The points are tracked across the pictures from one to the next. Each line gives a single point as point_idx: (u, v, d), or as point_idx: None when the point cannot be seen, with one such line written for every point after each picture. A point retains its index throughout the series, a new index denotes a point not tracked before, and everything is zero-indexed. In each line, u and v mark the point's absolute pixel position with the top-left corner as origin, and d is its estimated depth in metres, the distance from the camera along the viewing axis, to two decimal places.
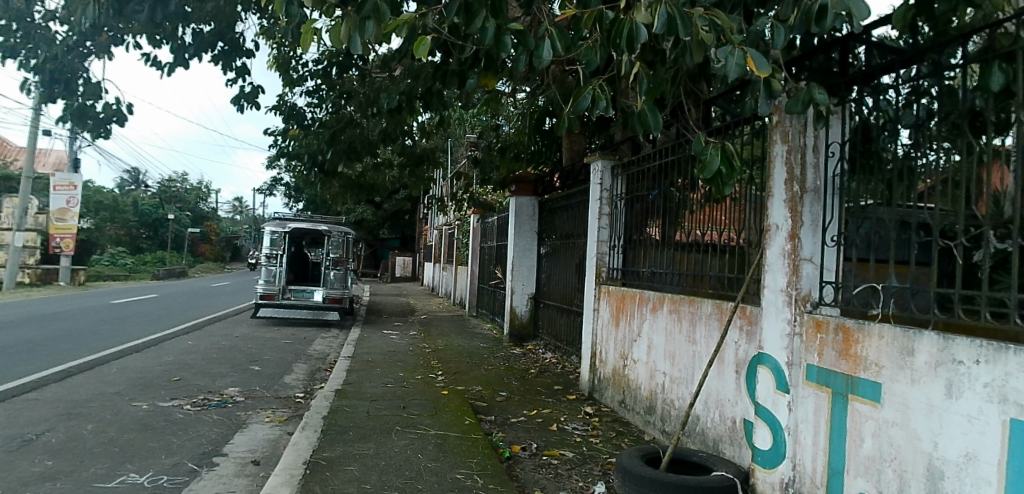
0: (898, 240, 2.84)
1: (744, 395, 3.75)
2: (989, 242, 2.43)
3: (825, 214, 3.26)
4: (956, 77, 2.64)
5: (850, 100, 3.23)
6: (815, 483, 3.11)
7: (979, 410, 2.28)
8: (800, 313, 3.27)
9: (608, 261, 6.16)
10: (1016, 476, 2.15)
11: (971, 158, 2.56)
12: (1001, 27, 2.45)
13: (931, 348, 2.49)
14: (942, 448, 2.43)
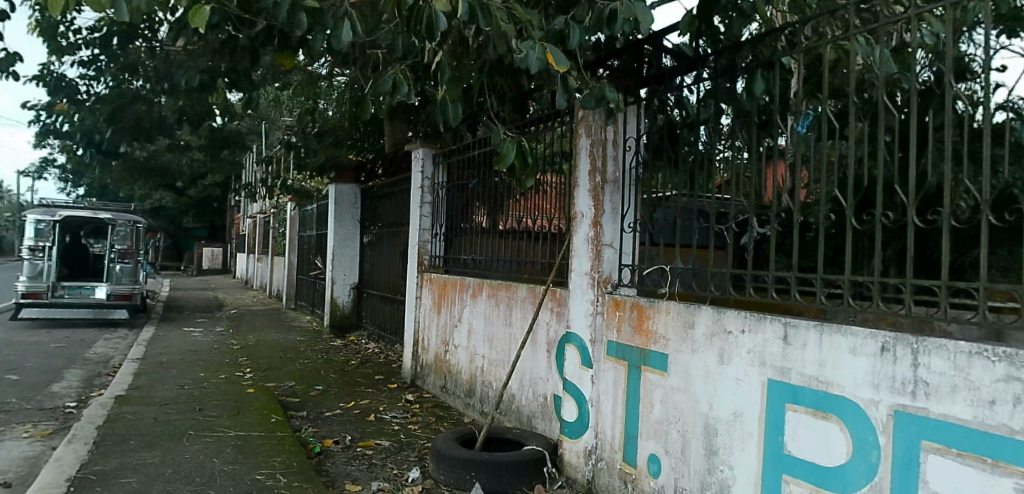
0: (683, 226, 3.23)
1: (555, 372, 4.03)
2: (753, 227, 2.82)
3: (623, 203, 3.61)
4: (729, 83, 3.03)
5: (643, 98, 3.57)
6: (613, 449, 3.43)
7: (743, 373, 2.68)
8: (602, 294, 3.61)
9: (430, 249, 6.26)
10: (772, 426, 2.55)
11: (735, 155, 2.98)
12: (762, 41, 2.86)
13: (707, 320, 2.88)
14: (715, 409, 2.81)
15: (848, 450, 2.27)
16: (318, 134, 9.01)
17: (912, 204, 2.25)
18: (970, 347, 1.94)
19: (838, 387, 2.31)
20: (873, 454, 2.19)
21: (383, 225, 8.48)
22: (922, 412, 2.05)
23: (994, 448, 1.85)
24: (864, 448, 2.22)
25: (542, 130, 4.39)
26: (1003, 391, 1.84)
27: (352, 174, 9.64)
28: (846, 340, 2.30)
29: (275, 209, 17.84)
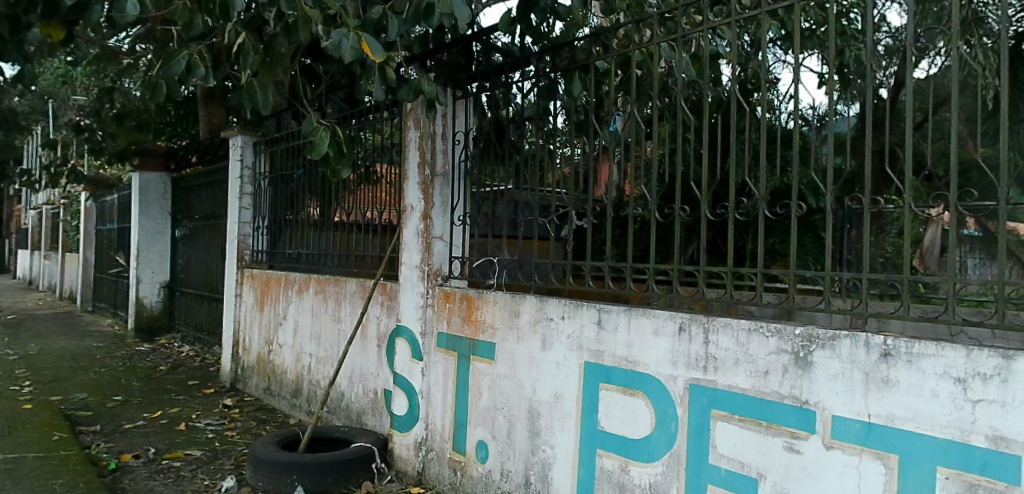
0: (510, 219, 3.41)
1: (385, 366, 4.04)
2: (572, 220, 3.00)
3: (453, 196, 3.70)
4: (550, 82, 3.20)
5: (471, 93, 3.67)
6: (443, 438, 3.54)
7: (563, 357, 2.93)
8: (432, 286, 3.65)
9: (251, 243, 5.97)
10: (588, 404, 2.82)
11: (553, 151, 3.19)
12: (577, 44, 3.05)
13: (531, 309, 3.10)
14: (539, 392, 3.04)
15: (651, 422, 2.59)
16: (119, 116, 8.09)
17: (704, 199, 2.54)
18: (748, 325, 2.35)
19: (644, 365, 2.63)
20: (672, 424, 2.52)
21: (199, 218, 7.85)
22: (711, 384, 2.43)
23: (768, 411, 2.27)
24: (665, 419, 2.55)
25: (370, 122, 4.36)
26: (775, 361, 2.27)
27: (159, 162, 8.83)
28: (650, 322, 2.62)
29: (67, 200, 15.75)
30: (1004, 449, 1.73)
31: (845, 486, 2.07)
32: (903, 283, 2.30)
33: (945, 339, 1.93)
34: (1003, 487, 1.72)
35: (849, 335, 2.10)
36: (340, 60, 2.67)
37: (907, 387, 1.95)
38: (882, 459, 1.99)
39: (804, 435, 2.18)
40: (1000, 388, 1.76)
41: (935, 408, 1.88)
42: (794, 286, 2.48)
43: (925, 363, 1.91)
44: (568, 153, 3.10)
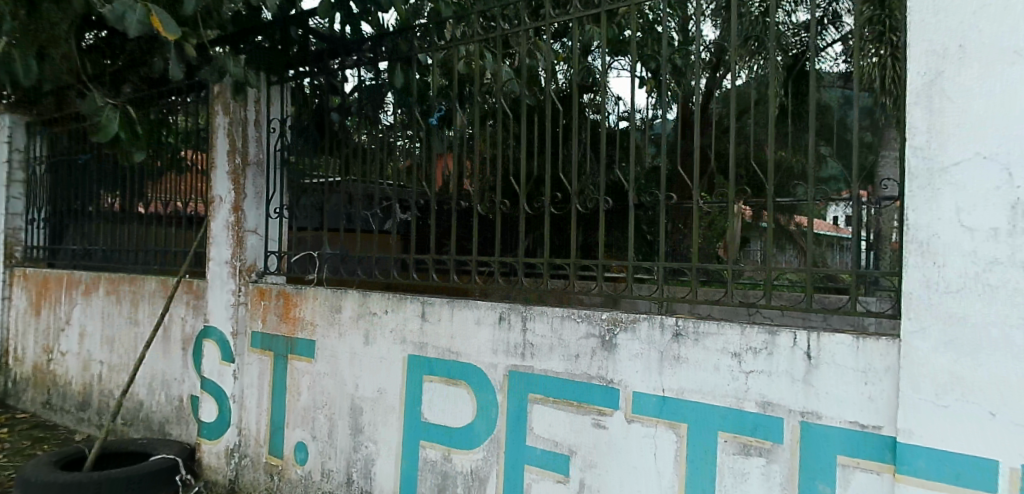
0: (346, 213, 3.86)
1: (191, 371, 4.46)
2: (397, 213, 3.56)
3: (268, 187, 4.20)
4: (371, 73, 3.77)
5: (293, 75, 4.12)
6: (259, 442, 3.99)
7: (386, 352, 3.43)
8: (246, 282, 4.12)
9: (25, 238, 6.02)
10: (413, 395, 3.31)
11: (381, 141, 3.73)
12: (404, 37, 3.60)
13: (353, 305, 3.58)
14: (361, 389, 3.53)
15: (473, 410, 3.09)
16: None
17: (523, 195, 3.14)
18: (562, 313, 2.86)
19: (465, 354, 3.14)
20: (492, 410, 3.03)
21: None
22: (529, 368, 2.94)
23: (580, 393, 2.80)
24: (487, 406, 3.05)
25: (181, 107, 4.65)
26: (584, 344, 2.80)
27: None
28: (473, 313, 3.12)
29: None
30: (770, 412, 2.43)
31: (642, 454, 2.64)
32: (694, 272, 2.95)
33: (721, 320, 2.59)
34: (769, 444, 2.42)
35: (646, 318, 2.67)
36: (125, 32, 2.78)
37: (693, 363, 2.57)
38: (674, 428, 2.58)
39: (609, 411, 2.73)
40: (766, 359, 2.45)
41: (716, 379, 2.53)
42: (599, 273, 2.90)
43: (708, 341, 2.55)
44: (408, 145, 3.59)
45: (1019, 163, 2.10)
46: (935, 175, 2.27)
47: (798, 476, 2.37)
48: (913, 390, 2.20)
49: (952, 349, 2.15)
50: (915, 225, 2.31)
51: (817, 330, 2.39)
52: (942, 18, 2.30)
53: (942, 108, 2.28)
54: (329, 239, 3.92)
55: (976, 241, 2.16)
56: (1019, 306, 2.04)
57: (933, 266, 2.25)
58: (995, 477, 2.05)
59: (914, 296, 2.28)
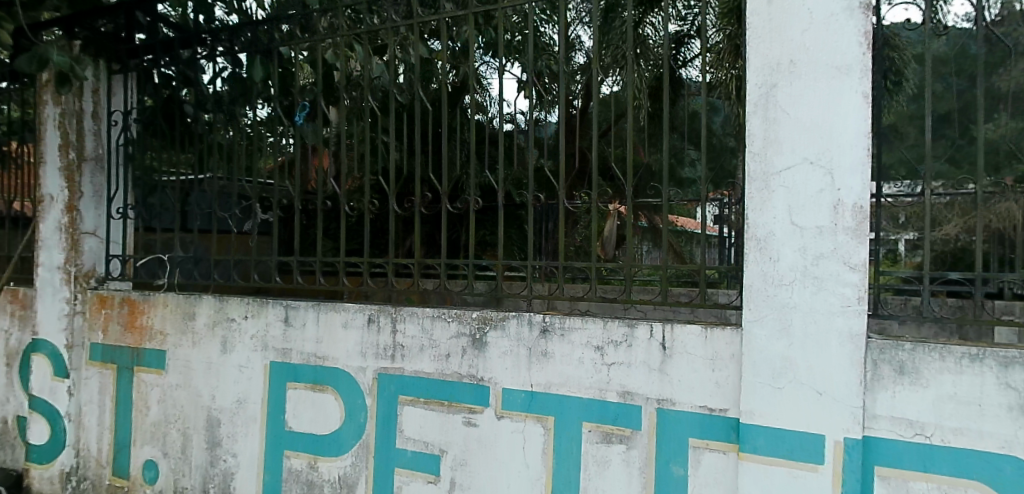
0: (201, 213, 3.68)
1: (17, 390, 4.08)
2: (257, 213, 3.46)
3: (109, 184, 3.96)
4: (235, 67, 3.58)
5: (134, 63, 3.91)
6: (101, 462, 3.78)
7: (246, 360, 3.30)
8: (83, 290, 3.86)
9: None
10: (275, 403, 3.21)
11: (242, 134, 3.53)
12: (260, 28, 3.45)
13: (207, 312, 3.44)
14: (219, 400, 3.39)
15: (340, 416, 3.04)
16: None
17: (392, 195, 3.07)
18: (432, 314, 2.87)
19: (333, 359, 3.06)
20: (360, 415, 2.99)
21: None
22: (398, 370, 2.93)
23: (450, 393, 2.83)
24: (355, 410, 3.01)
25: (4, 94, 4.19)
26: (454, 343, 2.82)
27: None
28: (340, 316, 3.05)
29: None
30: (630, 401, 2.57)
31: (512, 448, 2.71)
32: (559, 269, 3.00)
33: (585, 315, 2.69)
34: (629, 431, 2.56)
35: (515, 316, 2.73)
36: None
37: (559, 357, 2.66)
38: (542, 422, 2.67)
39: (479, 408, 2.78)
40: (626, 351, 2.59)
41: (581, 372, 2.63)
42: (471, 271, 2.91)
43: (573, 336, 2.65)
44: (279, 142, 3.41)
45: (839, 169, 2.37)
46: (769, 178, 2.49)
47: (655, 460, 2.52)
48: (754, 375, 2.41)
49: (786, 335, 2.39)
50: (755, 223, 2.51)
51: (671, 322, 2.56)
52: (774, 35, 2.51)
53: (775, 117, 2.50)
54: (179, 243, 3.71)
55: (805, 238, 2.41)
56: (840, 296, 2.32)
57: (769, 260, 2.47)
58: (818, 449, 2.31)
59: (753, 288, 2.48)
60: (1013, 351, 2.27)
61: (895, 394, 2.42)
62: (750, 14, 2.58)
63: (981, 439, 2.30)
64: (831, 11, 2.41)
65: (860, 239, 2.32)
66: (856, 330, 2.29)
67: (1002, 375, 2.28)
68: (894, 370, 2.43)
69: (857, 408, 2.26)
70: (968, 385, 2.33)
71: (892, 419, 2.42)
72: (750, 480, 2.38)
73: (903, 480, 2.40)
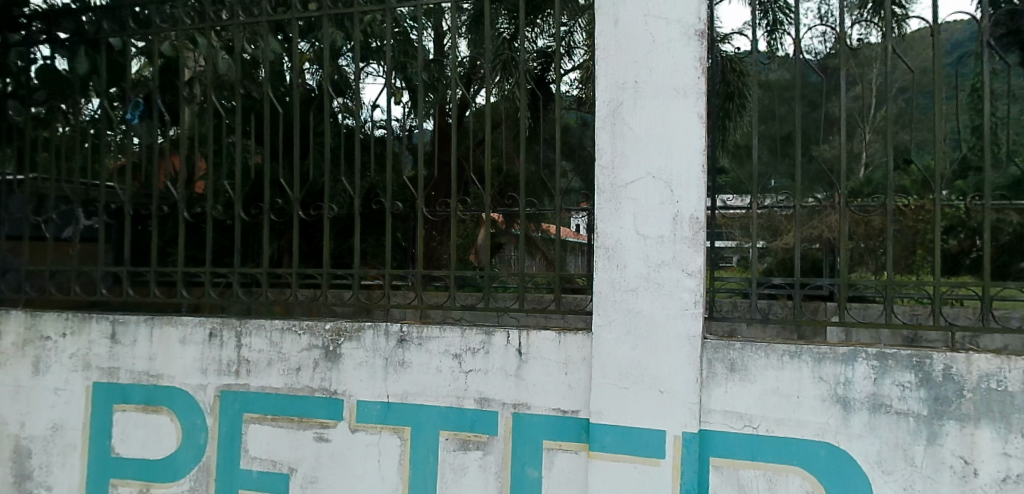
0: (13, 217, 3.30)
1: None
2: (78, 219, 3.25)
3: None
4: (55, 55, 3.33)
5: None
6: None
7: (63, 382, 3.07)
8: None
9: None
10: (98, 427, 3.02)
11: (74, 131, 3.27)
12: (85, 18, 3.27)
13: (15, 330, 3.14)
14: (30, 428, 3.12)
15: (177, 439, 2.90)
16: None
17: (236, 202, 2.98)
18: (281, 326, 2.80)
19: (168, 378, 2.93)
20: (200, 435, 2.87)
21: None
22: (245, 387, 2.84)
23: (300, 408, 2.77)
24: (193, 431, 2.89)
25: None
26: (306, 356, 2.76)
27: None
28: (176, 331, 2.93)
29: None
30: (486, 407, 2.61)
31: (366, 462, 2.68)
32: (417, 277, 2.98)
33: (443, 324, 2.72)
34: (485, 437, 2.60)
35: (371, 327, 2.71)
36: None
37: (416, 366, 2.66)
38: (397, 433, 2.66)
39: (332, 423, 2.73)
40: (483, 358, 2.63)
41: (439, 380, 2.65)
42: (325, 280, 2.82)
43: (431, 345, 2.66)
44: (125, 141, 3.22)
45: (678, 183, 2.56)
46: (617, 190, 2.63)
47: (510, 464, 2.58)
48: (602, 377, 2.53)
49: (632, 338, 2.53)
50: (603, 233, 2.64)
51: (527, 328, 2.63)
52: (621, 55, 2.66)
53: (622, 133, 2.64)
54: None
55: (648, 247, 2.57)
56: (679, 300, 2.50)
57: (616, 267, 2.60)
58: (660, 444, 2.47)
59: (602, 294, 2.60)
60: (824, 347, 2.56)
61: (727, 390, 2.64)
62: (599, 35, 2.70)
63: (799, 427, 2.56)
64: (671, 37, 2.60)
65: (696, 247, 2.52)
66: (692, 331, 2.48)
67: (816, 368, 2.56)
68: (726, 368, 2.65)
69: (693, 404, 2.46)
70: (788, 379, 2.58)
71: (725, 413, 2.63)
72: (599, 477, 2.49)
73: (735, 469, 2.61)
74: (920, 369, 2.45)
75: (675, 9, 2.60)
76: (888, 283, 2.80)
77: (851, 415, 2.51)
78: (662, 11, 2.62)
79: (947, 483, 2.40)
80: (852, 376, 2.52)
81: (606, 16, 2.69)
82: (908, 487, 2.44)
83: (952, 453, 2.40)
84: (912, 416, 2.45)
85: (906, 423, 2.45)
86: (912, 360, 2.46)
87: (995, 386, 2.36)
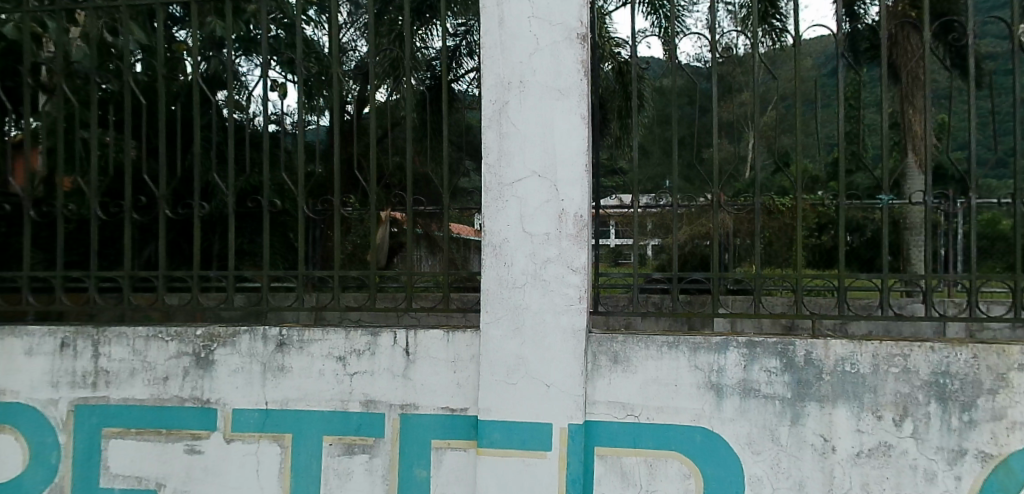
0: None
1: None
2: None
3: None
4: None
5: None
6: None
7: None
8: None
9: None
10: None
11: None
12: None
13: None
14: None
15: (22, 459, 2.70)
16: None
17: (92, 199, 2.66)
18: (145, 334, 2.68)
19: (12, 393, 2.73)
20: (51, 455, 2.69)
21: None
22: (103, 400, 2.68)
23: (169, 419, 2.66)
24: (43, 450, 2.70)
25: None
26: (174, 365, 2.66)
27: None
28: (23, 343, 2.72)
29: None
30: (372, 409, 2.59)
31: (244, 472, 2.61)
32: (298, 279, 2.82)
33: (326, 326, 2.67)
34: (371, 440, 2.59)
35: (247, 332, 2.64)
36: None
37: (297, 371, 2.61)
38: (277, 440, 2.61)
39: (204, 434, 2.64)
40: (369, 359, 2.61)
41: (321, 384, 2.61)
42: (195, 284, 2.64)
43: (313, 347, 2.61)
44: None
45: (562, 181, 2.62)
46: (503, 188, 2.65)
47: (397, 465, 2.57)
48: (490, 373, 2.55)
49: (518, 334, 2.56)
50: (490, 231, 2.65)
51: (414, 328, 2.62)
52: (506, 55, 2.68)
53: (508, 132, 2.67)
54: None
55: (533, 244, 2.61)
56: (564, 296, 2.56)
57: (503, 265, 2.62)
58: (547, 437, 2.52)
59: (489, 292, 2.61)
60: (699, 337, 2.71)
61: (611, 381, 2.73)
62: (484, 34, 2.71)
63: (677, 414, 2.70)
64: (554, 39, 2.66)
65: (580, 244, 2.59)
66: (577, 326, 2.55)
67: (692, 358, 2.70)
68: (610, 360, 2.74)
69: (578, 396, 2.53)
70: (667, 368, 2.71)
71: (608, 403, 2.73)
72: (484, 474, 2.51)
73: (618, 457, 2.71)
74: (785, 356, 2.64)
75: (558, 11, 2.66)
76: (756, 277, 2.99)
77: (724, 400, 2.68)
78: (545, 13, 2.67)
79: (809, 459, 2.61)
80: (724, 364, 2.68)
81: (491, 15, 2.70)
82: (775, 465, 2.63)
83: (813, 432, 2.61)
84: (777, 399, 2.64)
85: (773, 406, 2.64)
86: (778, 348, 2.65)
87: (849, 368, 2.60)
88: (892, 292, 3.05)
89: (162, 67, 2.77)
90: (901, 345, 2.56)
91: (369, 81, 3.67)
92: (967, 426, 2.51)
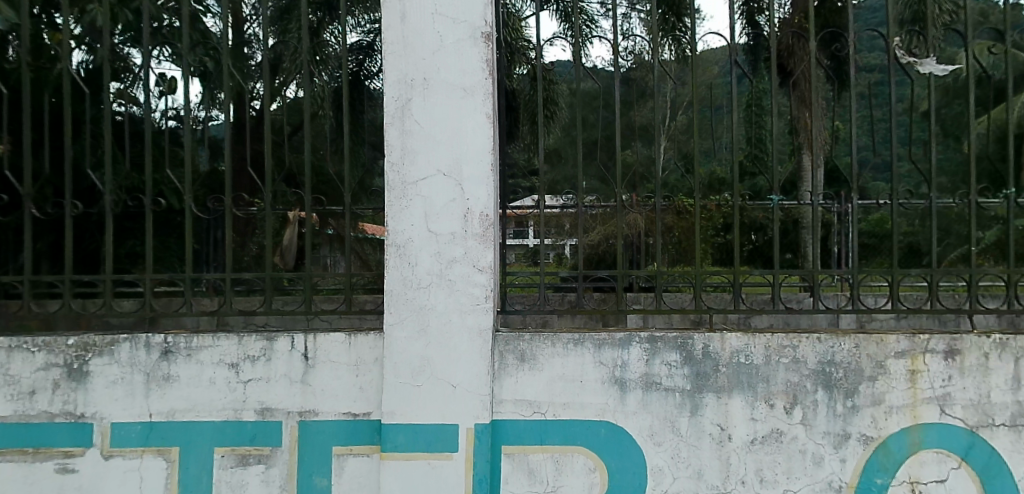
0: None
1: None
2: None
3: None
4: None
5: None
6: None
7: None
8: None
9: None
10: None
11: None
12: None
13: None
14: None
15: None
16: None
17: None
18: (9, 345, 2.49)
19: None
20: None
21: None
22: None
23: (37, 438, 2.49)
24: None
25: None
26: (42, 378, 2.48)
27: None
28: None
29: None
30: (269, 417, 2.52)
31: (126, 490, 2.48)
32: (186, 283, 2.67)
33: (218, 332, 2.58)
34: (267, 450, 2.51)
35: (128, 340, 2.51)
36: None
37: (185, 380, 2.51)
38: (163, 454, 2.49)
39: (78, 451, 2.49)
40: (264, 366, 2.53)
41: (212, 393, 2.51)
42: (67, 289, 2.47)
43: (203, 355, 2.52)
44: None
45: (467, 180, 2.61)
46: (407, 187, 2.60)
47: (296, 475, 2.51)
48: (394, 376, 2.51)
49: (423, 335, 2.53)
50: (394, 230, 2.59)
51: (313, 332, 2.56)
52: (408, 51, 2.64)
53: (411, 129, 2.62)
54: None
55: (438, 244, 2.58)
56: (469, 295, 2.55)
57: (407, 265, 2.57)
58: (453, 438, 2.51)
59: (393, 293, 2.56)
60: (603, 333, 2.76)
61: (517, 379, 2.74)
62: (385, 29, 2.65)
63: (583, 409, 2.74)
64: (457, 36, 2.64)
65: (486, 243, 2.59)
66: (483, 326, 2.54)
67: (597, 354, 2.76)
68: (517, 358, 2.75)
69: (484, 396, 2.52)
70: (573, 365, 2.75)
71: (515, 402, 2.74)
72: (386, 479, 2.48)
73: (525, 455, 2.73)
74: (684, 349, 2.74)
75: (461, 9, 2.65)
76: (657, 274, 3.10)
77: (627, 394, 2.74)
78: (448, 11, 2.65)
79: (707, 448, 2.72)
80: (627, 359, 2.75)
81: (393, 10, 2.65)
82: (675, 456, 2.73)
83: (711, 421, 2.73)
84: (678, 391, 2.74)
85: (673, 398, 2.73)
86: (677, 342, 2.74)
87: (743, 360, 2.73)
88: (782, 287, 3.23)
89: (28, 52, 2.56)
90: (789, 337, 2.72)
91: (269, 75, 3.53)
92: (851, 411, 2.70)
